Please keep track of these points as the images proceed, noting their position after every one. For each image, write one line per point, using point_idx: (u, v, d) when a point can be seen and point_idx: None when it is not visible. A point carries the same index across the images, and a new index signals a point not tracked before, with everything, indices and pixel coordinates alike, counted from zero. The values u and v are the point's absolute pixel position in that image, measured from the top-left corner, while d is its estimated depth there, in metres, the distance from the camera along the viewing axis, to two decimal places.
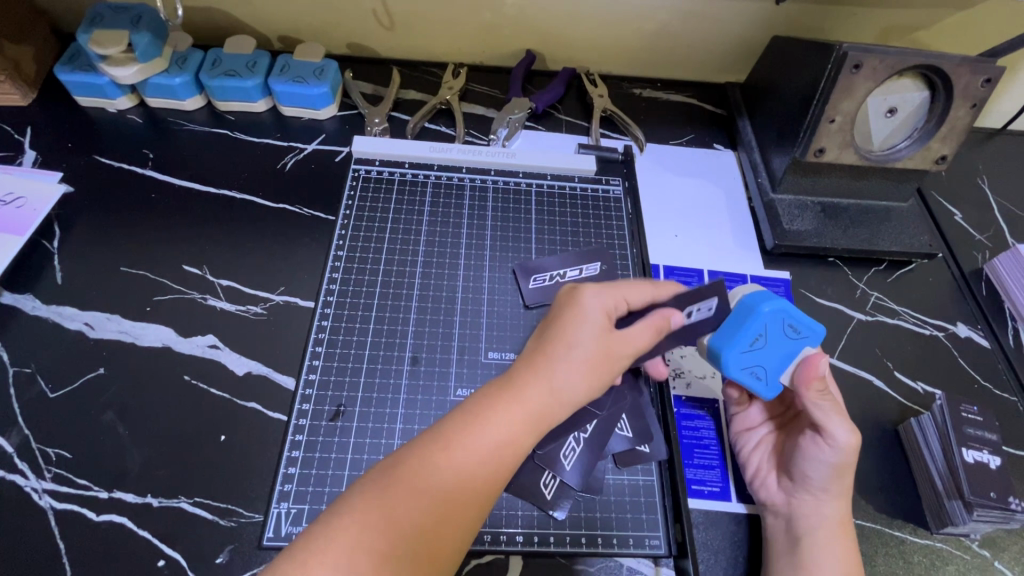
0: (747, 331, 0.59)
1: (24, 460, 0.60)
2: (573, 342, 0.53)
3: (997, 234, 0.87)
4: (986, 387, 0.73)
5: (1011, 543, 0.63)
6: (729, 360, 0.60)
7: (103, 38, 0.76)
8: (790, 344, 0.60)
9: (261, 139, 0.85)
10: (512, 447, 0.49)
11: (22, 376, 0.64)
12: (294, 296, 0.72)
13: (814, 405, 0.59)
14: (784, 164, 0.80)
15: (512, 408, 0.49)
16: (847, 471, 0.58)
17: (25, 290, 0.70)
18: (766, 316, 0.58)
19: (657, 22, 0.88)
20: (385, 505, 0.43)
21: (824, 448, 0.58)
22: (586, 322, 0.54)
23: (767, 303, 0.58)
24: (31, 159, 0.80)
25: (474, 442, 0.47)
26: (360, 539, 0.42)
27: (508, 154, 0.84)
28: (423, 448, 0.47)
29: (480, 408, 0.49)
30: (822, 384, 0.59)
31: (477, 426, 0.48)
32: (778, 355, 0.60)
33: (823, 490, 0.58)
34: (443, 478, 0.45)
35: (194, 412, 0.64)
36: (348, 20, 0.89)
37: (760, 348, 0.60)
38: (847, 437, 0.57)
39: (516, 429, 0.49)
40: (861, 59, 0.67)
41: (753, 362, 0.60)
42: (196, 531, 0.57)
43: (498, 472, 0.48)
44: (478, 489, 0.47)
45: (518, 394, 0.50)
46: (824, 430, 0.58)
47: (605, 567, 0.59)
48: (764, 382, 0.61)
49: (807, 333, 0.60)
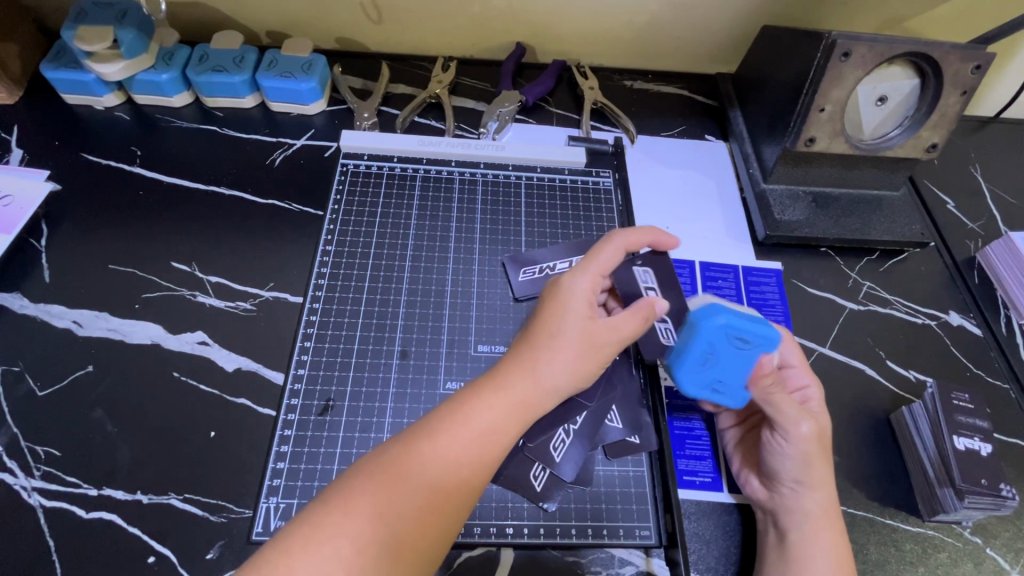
0: (692, 349, 0.59)
1: (13, 458, 0.59)
2: (562, 331, 0.54)
3: (989, 222, 0.87)
4: (979, 375, 0.73)
5: (1003, 530, 0.63)
6: (683, 378, 0.60)
7: (88, 34, 0.75)
8: (744, 354, 0.58)
9: (250, 135, 0.85)
10: (497, 437, 0.49)
11: (10, 375, 0.64)
12: (283, 292, 0.72)
13: (765, 400, 0.57)
14: (774, 154, 0.79)
15: (496, 401, 0.50)
16: (812, 459, 0.57)
17: (13, 289, 0.70)
18: (710, 330, 0.59)
19: (647, 13, 0.88)
20: (372, 497, 0.43)
21: (783, 439, 0.58)
22: (576, 307, 0.56)
23: (711, 316, 0.59)
24: (18, 158, 0.80)
25: (460, 433, 0.48)
26: (347, 530, 0.41)
27: (498, 146, 0.83)
28: (409, 439, 0.47)
29: (465, 401, 0.50)
30: (772, 378, 0.58)
31: (461, 419, 0.49)
32: (735, 367, 0.58)
33: (797, 482, 0.57)
34: (430, 469, 0.46)
35: (184, 408, 0.63)
36: (336, 15, 0.88)
37: (710, 363, 0.59)
38: (799, 425, 0.57)
39: (501, 419, 0.50)
40: (850, 47, 0.67)
41: (709, 378, 0.59)
42: (186, 527, 0.57)
43: (484, 461, 0.48)
44: (467, 483, 0.47)
45: (502, 387, 0.51)
46: (779, 425, 0.57)
47: (598, 559, 0.59)
48: (728, 396, 0.59)
49: (757, 341, 0.57)
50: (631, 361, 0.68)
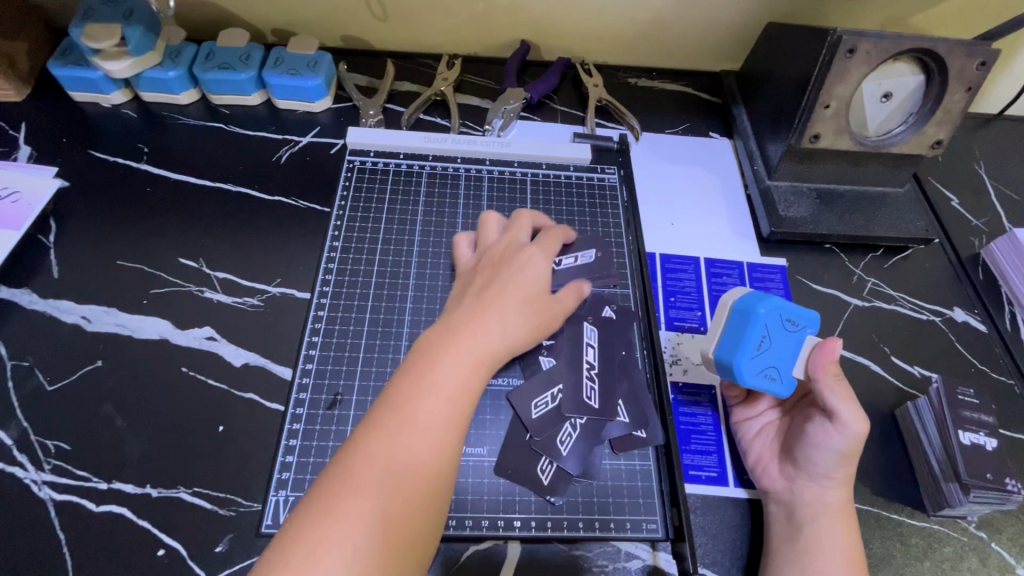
0: (750, 336, 0.59)
1: (24, 453, 0.60)
2: (505, 294, 0.58)
3: (993, 219, 0.87)
4: (983, 371, 0.73)
5: (1007, 525, 0.63)
6: (743, 367, 0.59)
7: (95, 31, 0.76)
8: (794, 336, 0.60)
9: (256, 132, 0.85)
10: (464, 394, 0.50)
11: (20, 369, 0.64)
12: (290, 288, 0.72)
13: (829, 390, 0.58)
14: (779, 150, 0.79)
15: (454, 359, 0.51)
16: (852, 458, 0.58)
17: (21, 285, 0.70)
18: (764, 316, 0.59)
19: (652, 10, 0.88)
20: (357, 480, 0.43)
21: (832, 436, 0.58)
22: (515, 274, 0.60)
23: (766, 302, 0.59)
24: (26, 155, 0.80)
25: (426, 398, 0.48)
26: (343, 517, 0.41)
27: (503, 143, 0.83)
28: (380, 414, 0.47)
29: (424, 364, 0.51)
30: (836, 368, 0.59)
31: (427, 383, 0.49)
32: (787, 351, 0.60)
33: (827, 477, 0.58)
34: (407, 441, 0.46)
35: (192, 403, 0.64)
36: (342, 13, 0.89)
37: (767, 350, 0.60)
38: (857, 424, 0.57)
39: (461, 377, 0.50)
40: (855, 43, 0.67)
41: (765, 365, 0.60)
42: (195, 520, 0.57)
43: (456, 419, 0.49)
44: (446, 444, 0.47)
45: (455, 346, 0.52)
46: (836, 417, 0.58)
47: (604, 552, 0.59)
48: (780, 382, 0.60)
49: (805, 324, 0.61)
50: (636, 356, 0.68)
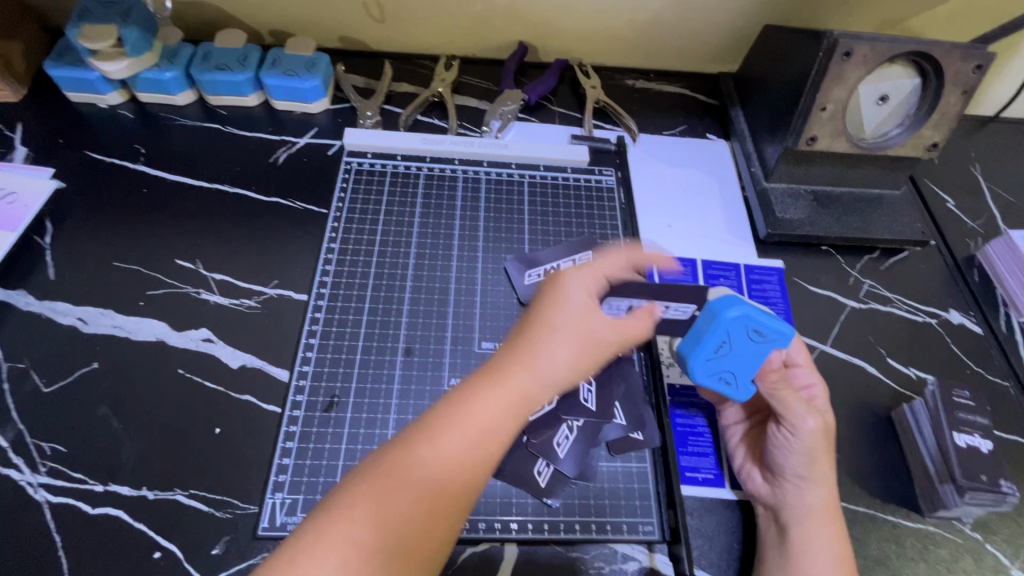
0: (711, 338, 0.57)
1: (19, 455, 0.60)
2: (556, 328, 0.53)
3: (989, 220, 0.87)
4: (979, 373, 0.74)
5: (1002, 526, 0.63)
6: (696, 367, 0.59)
7: (91, 32, 0.76)
8: (760, 348, 0.57)
9: (253, 133, 0.85)
10: (496, 433, 0.48)
11: (16, 371, 0.64)
12: (287, 289, 0.72)
13: (769, 393, 0.59)
14: (776, 153, 0.80)
15: (494, 395, 0.49)
16: (818, 455, 0.58)
17: (17, 286, 0.70)
18: (729, 322, 0.56)
19: (650, 12, 0.88)
20: (365, 500, 0.43)
21: (787, 434, 0.59)
22: (569, 304, 0.55)
23: (729, 309, 0.56)
24: (22, 156, 0.80)
25: (456, 432, 0.47)
26: (343, 537, 0.41)
27: (500, 145, 0.83)
28: (408, 438, 0.46)
29: (463, 396, 0.49)
30: (779, 373, 0.59)
31: (461, 416, 0.47)
32: (750, 360, 0.58)
33: (800, 477, 0.58)
34: (429, 470, 0.45)
35: (189, 405, 0.64)
36: (339, 13, 0.89)
37: (726, 355, 0.58)
38: (806, 422, 0.58)
39: (497, 415, 0.48)
40: (851, 47, 0.67)
41: (721, 368, 0.58)
42: (191, 522, 0.57)
43: (482, 459, 0.47)
44: (460, 479, 0.46)
45: (502, 379, 0.50)
46: (786, 418, 0.59)
47: (600, 555, 0.59)
48: (735, 387, 0.59)
49: (772, 336, 0.57)
50: (634, 359, 0.68)
